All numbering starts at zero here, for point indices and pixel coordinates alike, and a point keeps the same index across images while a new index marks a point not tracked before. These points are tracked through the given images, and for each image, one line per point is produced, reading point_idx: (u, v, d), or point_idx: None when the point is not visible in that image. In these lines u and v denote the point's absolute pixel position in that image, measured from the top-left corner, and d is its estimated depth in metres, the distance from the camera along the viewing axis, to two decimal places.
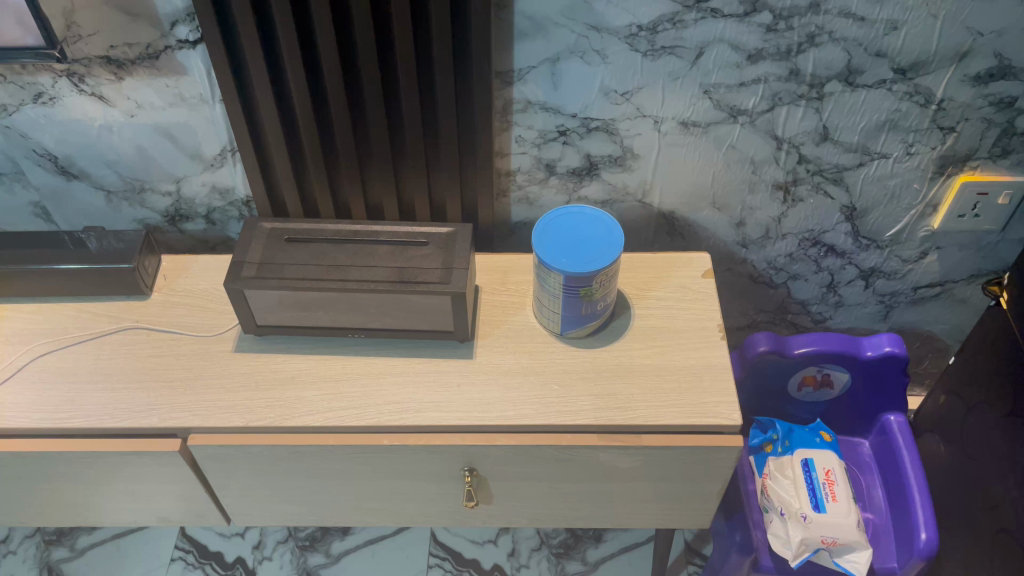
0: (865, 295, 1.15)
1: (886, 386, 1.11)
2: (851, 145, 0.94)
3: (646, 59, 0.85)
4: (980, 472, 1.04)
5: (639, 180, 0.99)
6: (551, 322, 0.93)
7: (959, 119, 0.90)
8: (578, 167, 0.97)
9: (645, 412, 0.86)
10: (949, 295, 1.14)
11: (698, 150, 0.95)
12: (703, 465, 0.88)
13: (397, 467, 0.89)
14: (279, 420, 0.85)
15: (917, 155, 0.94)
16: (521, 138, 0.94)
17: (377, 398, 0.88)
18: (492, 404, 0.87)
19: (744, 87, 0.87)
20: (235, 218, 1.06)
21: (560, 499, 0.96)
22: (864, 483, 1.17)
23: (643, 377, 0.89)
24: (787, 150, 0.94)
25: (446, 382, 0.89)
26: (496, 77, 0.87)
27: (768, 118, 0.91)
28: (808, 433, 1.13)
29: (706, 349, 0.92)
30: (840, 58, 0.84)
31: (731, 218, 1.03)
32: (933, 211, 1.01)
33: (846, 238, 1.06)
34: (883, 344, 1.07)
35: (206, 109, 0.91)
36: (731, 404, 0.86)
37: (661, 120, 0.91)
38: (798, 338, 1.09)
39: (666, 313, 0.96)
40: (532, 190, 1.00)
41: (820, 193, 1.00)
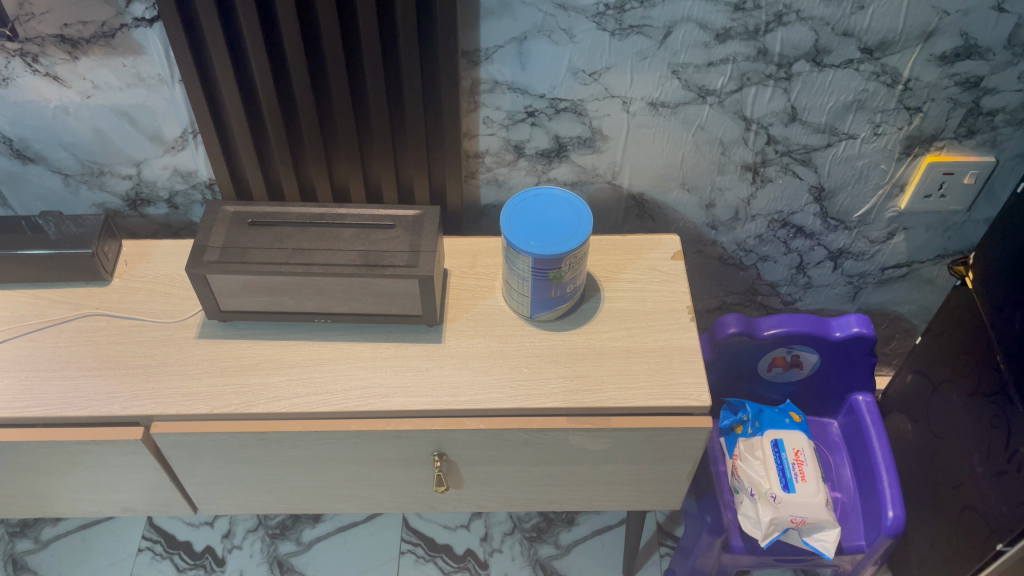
0: (834, 276, 1.14)
1: (855, 367, 1.12)
2: (820, 126, 0.93)
3: (614, 39, 0.84)
4: (947, 450, 1.05)
5: (608, 161, 0.98)
6: (520, 305, 0.92)
7: (925, 99, 0.90)
8: (547, 149, 0.96)
9: (615, 395, 0.86)
10: (916, 275, 1.14)
11: (668, 131, 0.94)
12: (672, 446, 0.88)
13: (366, 453, 0.88)
14: (244, 406, 0.84)
15: (884, 136, 0.94)
16: (489, 119, 0.93)
17: (344, 383, 0.87)
18: (461, 388, 0.87)
19: (713, 67, 0.87)
20: (198, 202, 1.03)
21: (530, 483, 0.95)
22: (832, 462, 1.18)
23: (613, 359, 0.89)
24: (755, 131, 0.94)
25: (414, 367, 0.88)
26: (463, 57, 0.86)
27: (737, 99, 0.90)
28: (778, 414, 1.13)
29: (676, 330, 0.92)
30: (808, 37, 0.84)
31: (701, 199, 1.02)
32: (900, 191, 1.01)
33: (815, 219, 1.05)
34: (852, 325, 1.07)
35: (166, 90, 0.89)
36: (700, 385, 0.87)
37: (629, 100, 0.91)
38: (768, 319, 1.09)
39: (636, 295, 0.95)
40: (501, 172, 0.99)
41: (789, 174, 0.99)
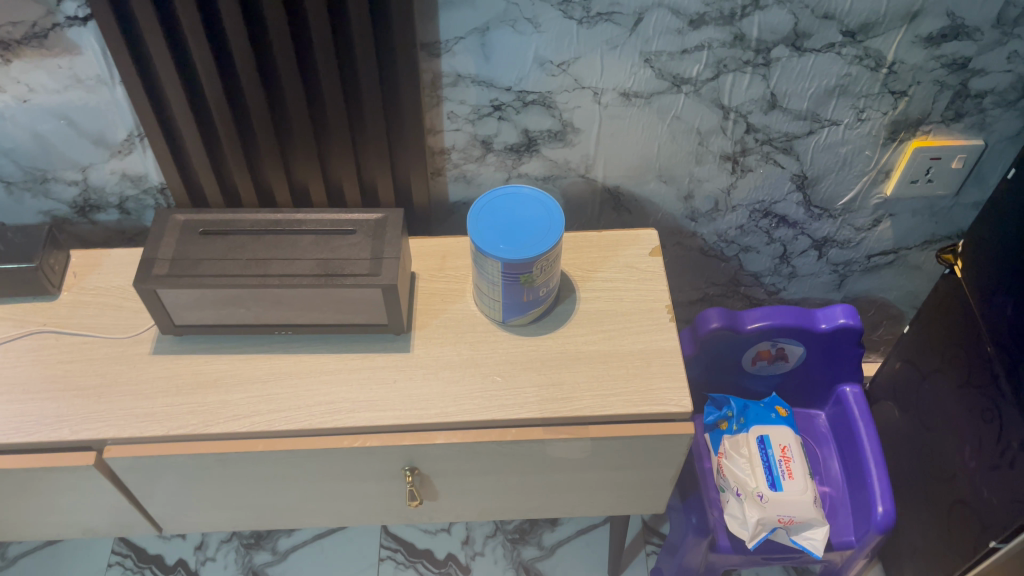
0: (819, 265, 1.10)
1: (842, 358, 1.09)
2: (801, 113, 0.89)
3: (581, 27, 0.79)
4: (937, 442, 1.02)
5: (580, 154, 0.93)
6: (492, 309, 0.88)
7: (911, 82, 0.86)
8: (516, 143, 0.92)
9: (591, 403, 0.82)
10: (903, 262, 1.10)
11: (642, 122, 0.89)
12: (654, 453, 0.85)
13: (334, 469, 0.84)
14: (202, 427, 0.80)
15: (869, 121, 0.90)
16: (453, 114, 0.88)
17: (308, 399, 0.82)
18: (430, 400, 0.83)
19: (687, 54, 0.82)
20: (150, 207, 0.98)
21: (508, 493, 0.91)
22: (820, 455, 1.15)
23: (589, 365, 0.85)
24: (734, 119, 0.89)
25: (381, 379, 0.84)
26: (422, 49, 0.81)
27: (713, 87, 0.86)
28: (763, 409, 1.09)
29: (654, 331, 0.88)
30: (787, 21, 0.79)
31: (679, 190, 0.98)
32: (885, 177, 0.97)
33: (798, 208, 1.01)
34: (837, 315, 1.04)
35: (107, 91, 0.83)
36: (681, 390, 0.83)
37: (601, 91, 0.86)
38: (751, 313, 1.05)
39: (614, 294, 0.91)
40: (469, 168, 0.95)
41: (770, 163, 0.95)
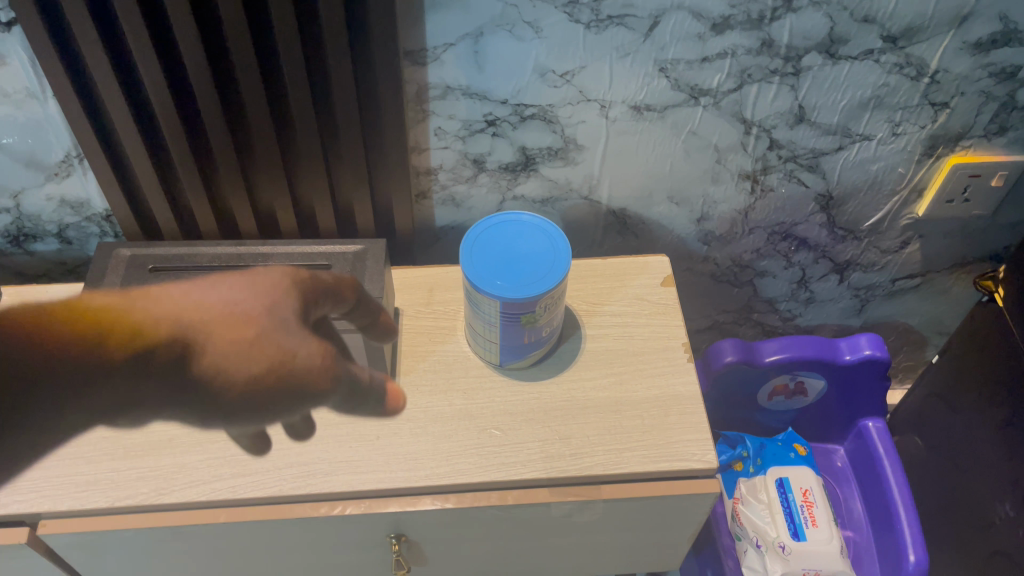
0: (839, 290, 1.01)
1: (865, 392, 1.00)
2: (831, 127, 0.80)
3: (589, 32, 0.69)
4: (973, 485, 0.93)
5: (583, 174, 0.83)
6: (488, 352, 0.77)
7: (953, 93, 0.77)
8: (511, 162, 0.81)
9: (603, 461, 0.72)
10: (929, 286, 1.01)
11: (654, 138, 0.79)
12: (674, 513, 0.75)
13: (309, 540, 0.73)
14: (153, 497, 0.69)
15: (904, 136, 0.81)
16: (441, 130, 0.77)
17: (278, 461, 0.72)
18: (420, 460, 0.72)
19: (707, 63, 0.73)
20: (95, 235, 0.87)
21: (507, 557, 0.81)
22: (841, 495, 1.06)
23: (600, 415, 0.75)
24: (756, 134, 0.80)
25: (363, 435, 0.74)
26: (405, 58, 0.70)
27: (735, 99, 0.76)
28: (781, 448, 1.01)
29: (671, 374, 0.78)
30: (821, 25, 0.70)
31: (691, 213, 0.88)
32: (918, 197, 0.88)
33: (820, 230, 0.92)
34: (862, 346, 0.95)
35: (39, 107, 0.72)
36: (705, 444, 0.73)
37: (608, 104, 0.76)
38: (768, 344, 0.96)
39: (624, 331, 0.81)
40: (458, 190, 0.84)
41: (792, 182, 0.85)
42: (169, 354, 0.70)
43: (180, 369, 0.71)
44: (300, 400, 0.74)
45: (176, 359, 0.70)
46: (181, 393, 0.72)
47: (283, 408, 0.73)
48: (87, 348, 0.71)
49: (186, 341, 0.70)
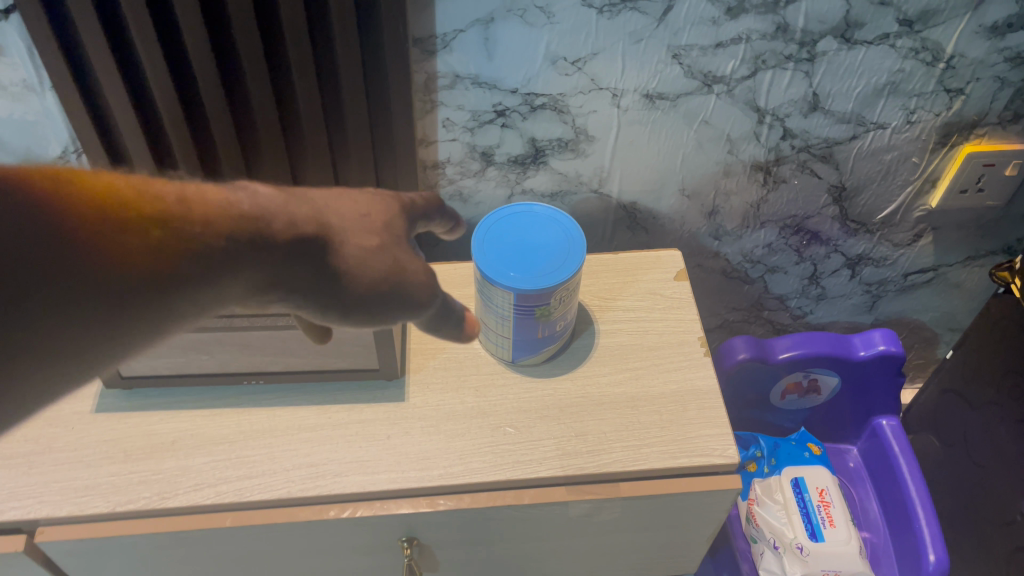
0: (850, 285, 1.00)
1: (880, 389, 0.98)
2: (844, 115, 0.78)
3: (602, 17, 0.68)
4: (992, 482, 0.91)
5: (594, 167, 0.81)
6: (500, 348, 0.75)
7: (969, 79, 0.76)
8: (520, 155, 0.80)
9: (622, 457, 0.70)
10: (941, 280, 1.00)
11: (666, 128, 0.78)
12: (694, 511, 0.72)
13: (318, 544, 0.71)
14: (156, 500, 0.66)
15: (919, 124, 0.80)
16: (449, 121, 0.75)
17: (285, 462, 0.69)
18: (432, 459, 0.70)
19: (721, 49, 0.71)
20: None
21: (521, 560, 0.79)
22: (856, 496, 1.04)
23: (616, 411, 0.73)
24: (769, 123, 0.78)
25: (372, 435, 0.71)
26: (414, 45, 0.69)
27: (749, 86, 0.75)
28: (795, 447, 0.99)
29: (687, 369, 0.76)
30: (837, 8, 0.69)
31: (702, 206, 0.87)
32: (931, 187, 0.87)
33: (832, 223, 0.90)
34: (876, 341, 0.93)
35: (36, 100, 0.70)
36: (725, 439, 0.71)
37: (620, 93, 0.74)
38: (781, 340, 0.94)
39: (637, 326, 0.79)
40: (466, 184, 0.82)
41: (805, 173, 0.84)
42: (306, 234, 0.46)
43: (321, 266, 0.47)
44: (380, 305, 0.49)
45: (309, 246, 0.46)
46: (296, 283, 0.47)
47: (370, 300, 0.49)
48: (132, 239, 0.39)
49: (320, 225, 0.47)
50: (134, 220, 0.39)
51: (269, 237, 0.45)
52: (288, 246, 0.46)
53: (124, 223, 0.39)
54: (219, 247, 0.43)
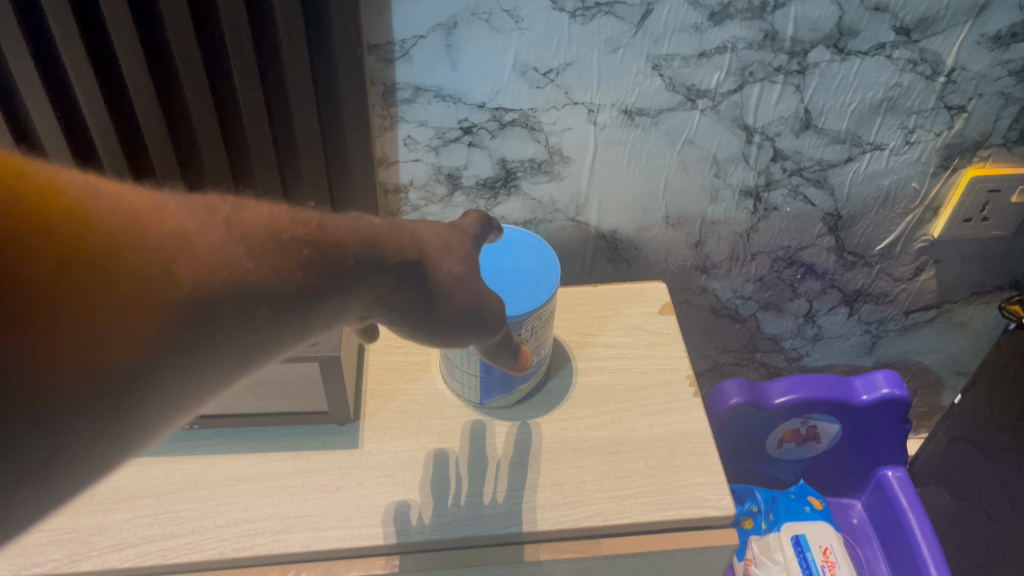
0: (849, 324, 0.93)
1: (884, 437, 0.90)
2: (839, 135, 0.73)
3: (575, 22, 0.62)
4: (1010, 538, 0.83)
5: (570, 192, 0.75)
6: (466, 389, 0.67)
7: (971, 95, 0.71)
8: (490, 178, 0.73)
9: (603, 509, 0.61)
10: (945, 319, 0.93)
11: (648, 148, 0.72)
12: (685, 572, 0.64)
13: None
14: (66, 565, 0.57)
15: (918, 145, 0.74)
16: (411, 139, 0.69)
17: (220, 518, 0.60)
18: (388, 513, 0.61)
19: (705, 59, 0.66)
20: None
21: None
22: (862, 555, 0.95)
23: (596, 457, 0.65)
24: (758, 143, 0.73)
25: (320, 486, 0.63)
26: (370, 53, 0.63)
27: (735, 102, 0.69)
28: (795, 501, 0.91)
29: (675, 410, 0.69)
30: (829, 14, 0.64)
31: (688, 236, 0.80)
32: (932, 215, 0.81)
33: (828, 255, 0.84)
34: (879, 384, 0.86)
35: None
36: (719, 487, 0.63)
37: (596, 108, 0.68)
38: (776, 384, 0.87)
39: (619, 364, 0.72)
40: (431, 211, 0.76)
41: (798, 199, 0.78)
42: (399, 257, 0.37)
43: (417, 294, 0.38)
44: (458, 330, 0.40)
45: (410, 262, 0.38)
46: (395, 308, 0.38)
47: (452, 329, 0.40)
48: (201, 283, 0.29)
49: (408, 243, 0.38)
50: (198, 258, 0.29)
51: (350, 255, 0.35)
52: (358, 268, 0.36)
53: (157, 268, 0.28)
54: (325, 279, 0.34)
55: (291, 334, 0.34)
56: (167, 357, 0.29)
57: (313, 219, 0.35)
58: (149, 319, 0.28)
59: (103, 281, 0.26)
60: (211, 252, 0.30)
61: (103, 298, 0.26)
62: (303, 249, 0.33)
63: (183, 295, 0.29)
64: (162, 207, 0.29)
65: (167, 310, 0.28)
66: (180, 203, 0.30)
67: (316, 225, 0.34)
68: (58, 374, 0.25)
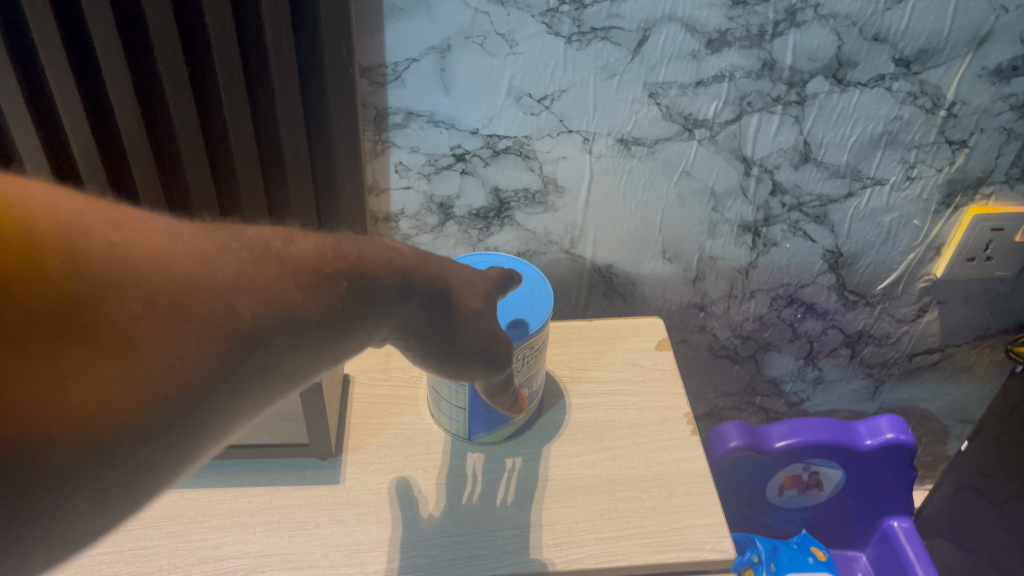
0: (851, 367, 0.90)
1: (887, 486, 0.87)
2: (839, 169, 0.71)
3: (570, 48, 0.61)
4: None
5: (564, 224, 0.73)
6: (454, 423, 0.65)
7: (972, 130, 0.70)
8: (482, 208, 0.72)
9: (597, 551, 0.58)
10: (949, 364, 0.90)
11: (644, 179, 0.71)
12: None
13: None
14: None
15: (919, 180, 0.73)
16: (402, 166, 0.68)
17: (190, 555, 0.57)
18: (368, 552, 0.58)
19: (703, 88, 0.65)
20: None
21: None
22: None
23: (590, 496, 0.62)
24: (757, 176, 0.71)
25: (299, 523, 0.60)
26: (361, 75, 0.61)
27: (733, 132, 0.68)
28: (797, 551, 0.88)
29: (672, 449, 0.66)
30: (828, 43, 0.63)
31: (686, 271, 0.79)
32: (935, 254, 0.79)
33: (828, 294, 0.82)
34: (883, 429, 0.83)
35: None
36: (718, 530, 0.60)
37: (592, 137, 0.67)
38: (776, 428, 0.84)
39: (614, 401, 0.70)
40: (423, 241, 0.74)
41: (798, 235, 0.76)
42: (422, 288, 0.36)
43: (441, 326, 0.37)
44: (472, 366, 0.39)
45: (435, 293, 0.37)
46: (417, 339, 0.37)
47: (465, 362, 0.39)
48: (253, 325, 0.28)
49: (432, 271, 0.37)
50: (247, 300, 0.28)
51: (381, 285, 0.34)
52: (388, 298, 0.35)
53: (205, 318, 0.26)
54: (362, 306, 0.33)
55: (330, 357, 0.33)
56: (213, 409, 0.28)
57: (342, 248, 0.33)
58: (200, 370, 0.26)
59: (123, 330, 0.24)
60: (254, 293, 0.28)
61: (157, 357, 0.25)
62: (333, 274, 0.32)
63: (218, 335, 0.27)
64: (192, 246, 0.27)
65: (214, 358, 0.27)
66: (210, 241, 0.28)
67: (349, 258, 0.33)
68: (115, 440, 0.25)
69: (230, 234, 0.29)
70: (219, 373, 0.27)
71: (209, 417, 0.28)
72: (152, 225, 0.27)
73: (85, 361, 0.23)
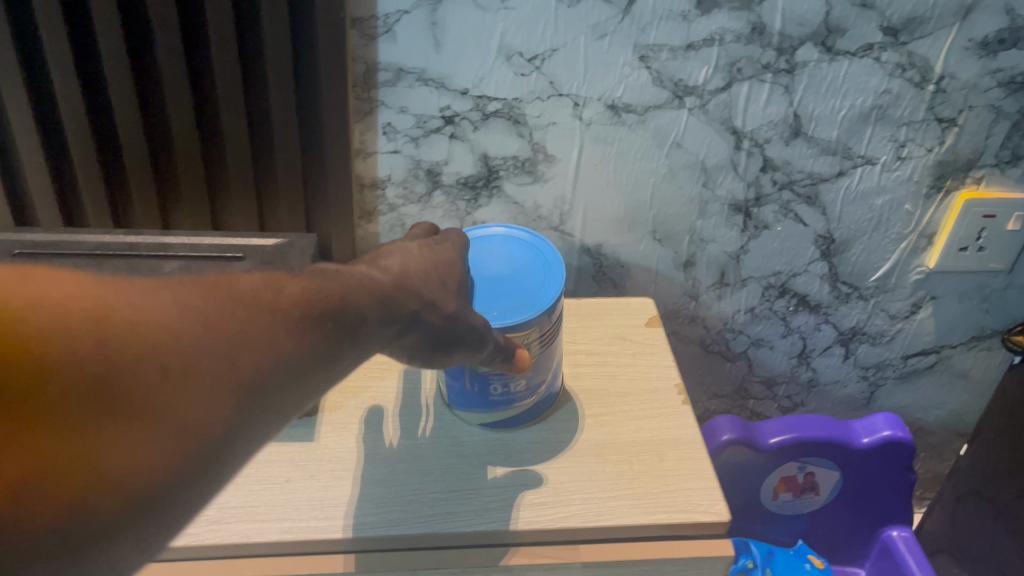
0: (844, 367, 0.89)
1: (885, 491, 0.84)
2: (829, 145, 0.71)
3: (561, 4, 0.61)
4: None
5: (554, 197, 0.73)
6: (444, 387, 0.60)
7: (961, 107, 0.69)
8: (471, 176, 0.71)
9: (583, 510, 0.55)
10: (944, 367, 0.88)
11: (635, 151, 0.70)
12: None
13: None
14: None
15: (909, 161, 0.72)
16: (390, 128, 0.67)
17: None
18: (340, 507, 0.54)
19: (692, 52, 0.65)
20: None
21: None
22: None
23: (576, 459, 0.59)
24: (747, 150, 0.71)
25: (268, 477, 0.56)
26: (351, 26, 0.61)
27: (723, 101, 0.68)
28: (795, 558, 0.84)
29: (662, 417, 0.63)
30: (816, 7, 0.63)
31: (677, 254, 0.78)
32: (927, 243, 0.78)
33: (820, 285, 0.81)
34: (880, 426, 0.80)
35: None
36: (711, 494, 0.57)
37: (582, 102, 0.67)
38: (770, 424, 0.81)
39: (603, 371, 0.67)
40: (410, 211, 0.73)
41: (789, 218, 0.76)
42: (405, 313, 0.41)
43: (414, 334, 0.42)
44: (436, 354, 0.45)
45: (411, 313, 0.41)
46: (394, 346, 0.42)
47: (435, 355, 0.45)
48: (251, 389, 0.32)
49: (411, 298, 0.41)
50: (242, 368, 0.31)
51: (361, 316, 0.37)
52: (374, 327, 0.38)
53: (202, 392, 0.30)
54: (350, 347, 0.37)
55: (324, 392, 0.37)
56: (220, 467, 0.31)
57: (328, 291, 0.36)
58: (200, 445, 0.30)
59: (115, 407, 0.28)
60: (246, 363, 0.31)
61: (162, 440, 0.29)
62: (316, 317, 0.35)
63: (217, 403, 0.30)
64: (187, 324, 0.30)
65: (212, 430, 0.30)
66: (199, 312, 0.31)
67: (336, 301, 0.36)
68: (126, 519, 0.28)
69: (218, 297, 0.32)
70: (211, 432, 0.30)
71: (219, 473, 0.32)
72: (144, 310, 0.29)
73: (74, 453, 0.27)
